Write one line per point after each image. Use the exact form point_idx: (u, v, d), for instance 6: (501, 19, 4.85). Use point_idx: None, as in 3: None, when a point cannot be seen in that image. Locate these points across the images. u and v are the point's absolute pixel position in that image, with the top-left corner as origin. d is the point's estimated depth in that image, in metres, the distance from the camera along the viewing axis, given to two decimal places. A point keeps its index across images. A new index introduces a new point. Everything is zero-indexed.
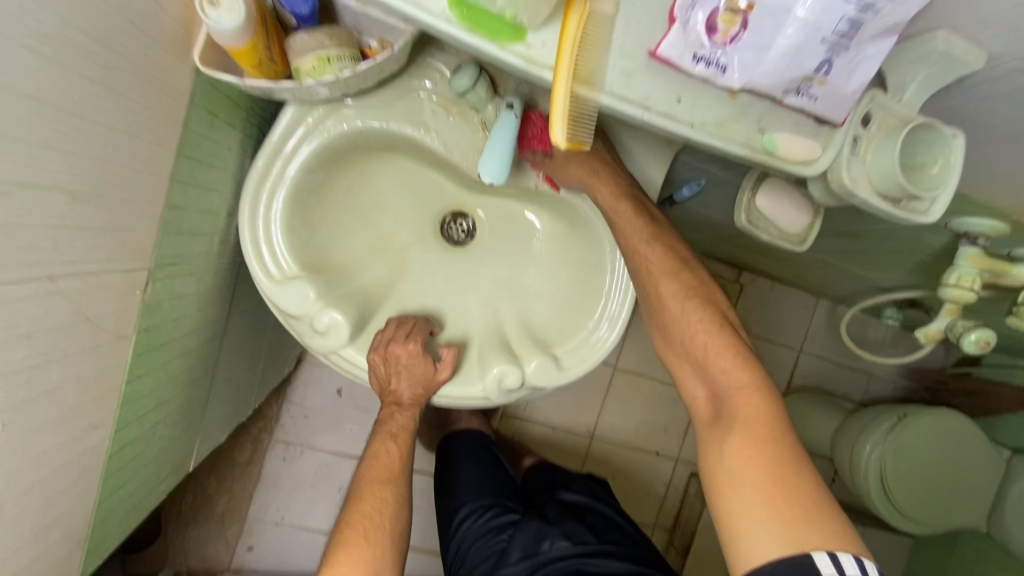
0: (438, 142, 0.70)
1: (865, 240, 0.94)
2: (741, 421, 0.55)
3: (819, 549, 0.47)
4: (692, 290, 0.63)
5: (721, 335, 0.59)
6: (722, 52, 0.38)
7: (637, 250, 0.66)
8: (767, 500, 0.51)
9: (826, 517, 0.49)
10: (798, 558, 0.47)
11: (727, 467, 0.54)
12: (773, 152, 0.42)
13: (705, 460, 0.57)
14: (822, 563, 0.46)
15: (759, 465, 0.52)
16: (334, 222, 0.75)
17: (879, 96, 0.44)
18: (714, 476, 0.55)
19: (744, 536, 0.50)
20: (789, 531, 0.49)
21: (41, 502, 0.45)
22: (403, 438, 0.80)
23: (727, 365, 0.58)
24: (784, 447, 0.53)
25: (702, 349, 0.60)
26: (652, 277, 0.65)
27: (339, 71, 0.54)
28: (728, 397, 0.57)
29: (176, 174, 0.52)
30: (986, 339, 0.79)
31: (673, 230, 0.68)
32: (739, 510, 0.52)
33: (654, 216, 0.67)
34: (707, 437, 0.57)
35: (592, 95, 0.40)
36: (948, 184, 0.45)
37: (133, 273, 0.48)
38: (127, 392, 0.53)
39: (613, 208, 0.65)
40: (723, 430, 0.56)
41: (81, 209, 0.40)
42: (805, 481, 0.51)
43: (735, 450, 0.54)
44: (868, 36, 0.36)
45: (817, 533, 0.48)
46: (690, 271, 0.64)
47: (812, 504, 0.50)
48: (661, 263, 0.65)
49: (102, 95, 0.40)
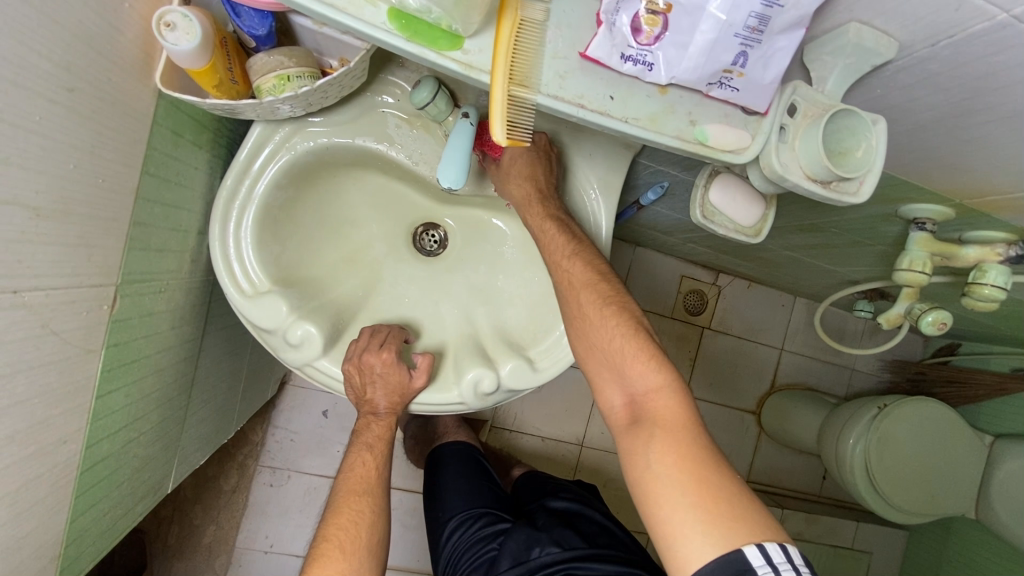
0: (403, 155, 0.73)
1: (827, 233, 0.97)
2: (660, 424, 0.57)
3: (747, 544, 0.49)
4: (609, 298, 0.65)
5: (638, 343, 0.62)
6: (648, 51, 0.41)
7: (558, 263, 0.68)
8: (692, 499, 0.52)
9: (746, 510, 0.51)
10: (730, 555, 0.48)
11: (653, 471, 0.55)
12: (705, 143, 0.45)
13: (631, 467, 0.58)
14: (752, 558, 0.48)
15: (680, 466, 0.54)
16: (306, 237, 0.76)
17: (801, 86, 0.47)
18: (642, 483, 0.56)
19: (678, 541, 0.51)
20: (714, 528, 0.50)
21: (10, 516, 0.45)
22: (379, 448, 0.80)
23: (645, 372, 0.60)
24: (699, 446, 0.55)
25: (622, 357, 0.62)
26: (572, 290, 0.67)
27: (298, 88, 0.56)
28: (646, 403, 0.60)
29: (142, 192, 0.53)
30: (942, 319, 0.80)
31: (589, 240, 0.70)
32: (667, 513, 0.53)
33: (575, 230, 0.69)
34: (630, 445, 0.58)
35: (528, 95, 0.42)
36: (873, 166, 0.48)
37: (98, 289, 0.50)
38: (97, 408, 0.53)
39: (537, 227, 0.69)
40: (646, 437, 0.57)
41: (44, 223, 0.42)
42: (722, 478, 0.53)
43: (658, 453, 0.55)
44: (778, 30, 0.39)
45: (740, 527, 0.50)
46: (605, 280, 0.66)
47: (732, 499, 0.52)
48: (582, 274, 0.66)
49: (62, 114, 0.42)
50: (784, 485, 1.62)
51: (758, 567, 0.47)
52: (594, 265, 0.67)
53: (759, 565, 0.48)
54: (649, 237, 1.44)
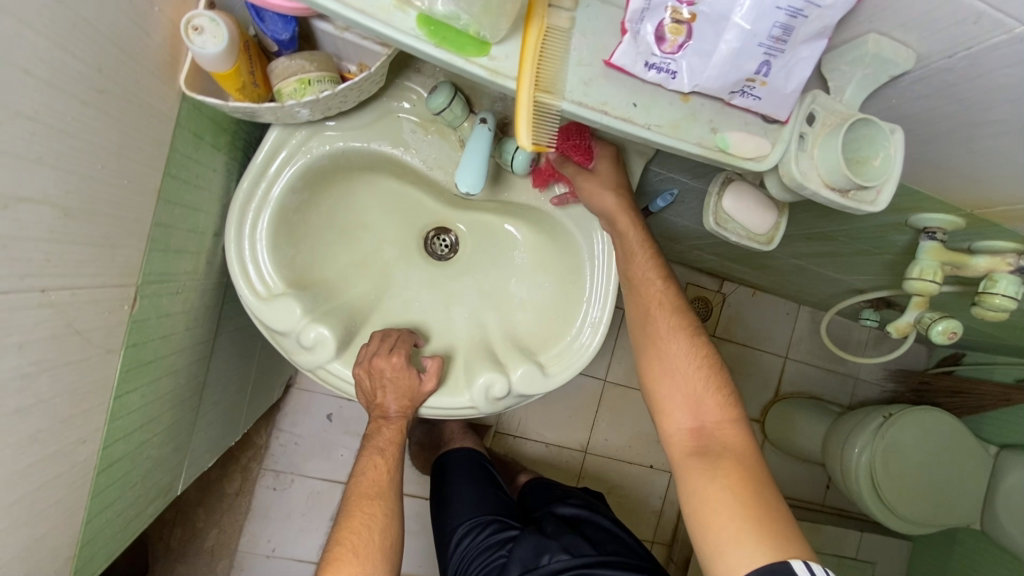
0: (418, 160, 0.73)
1: (835, 241, 0.97)
2: (727, 450, 0.67)
3: (794, 558, 0.58)
4: (689, 338, 0.74)
5: (712, 379, 0.72)
6: (671, 59, 0.41)
7: (643, 297, 0.75)
8: (749, 516, 0.62)
9: (792, 532, 0.61)
10: (778, 567, 0.57)
11: (712, 487, 0.65)
12: (726, 150, 0.45)
13: (690, 481, 0.67)
14: (799, 569, 0.56)
15: (740, 488, 0.64)
16: (320, 241, 0.77)
17: (821, 95, 0.47)
18: (699, 493, 0.66)
19: (730, 547, 0.61)
20: (766, 542, 0.60)
21: (29, 516, 0.45)
22: (390, 452, 0.79)
23: (715, 404, 0.70)
24: (759, 476, 0.65)
25: (696, 389, 0.71)
26: (654, 323, 0.75)
27: (319, 92, 0.56)
28: (712, 430, 0.69)
29: (164, 193, 0.54)
30: (952, 328, 0.80)
31: (673, 280, 0.76)
32: (723, 524, 0.62)
33: (660, 269, 0.75)
34: (691, 461, 0.68)
35: (554, 102, 0.43)
36: (892, 175, 0.48)
37: (120, 289, 0.50)
38: (114, 409, 0.54)
39: (626, 258, 0.75)
40: (710, 457, 0.67)
41: (70, 222, 0.42)
42: (776, 505, 0.63)
43: (721, 472, 0.65)
44: (801, 39, 0.40)
45: (791, 548, 0.59)
46: (685, 320, 0.75)
47: (782, 522, 0.62)
48: (665, 311, 0.74)
49: (92, 115, 0.42)
50: (787, 494, 1.62)
51: None
52: (674, 306, 0.75)
53: None
54: (655, 244, 1.45)
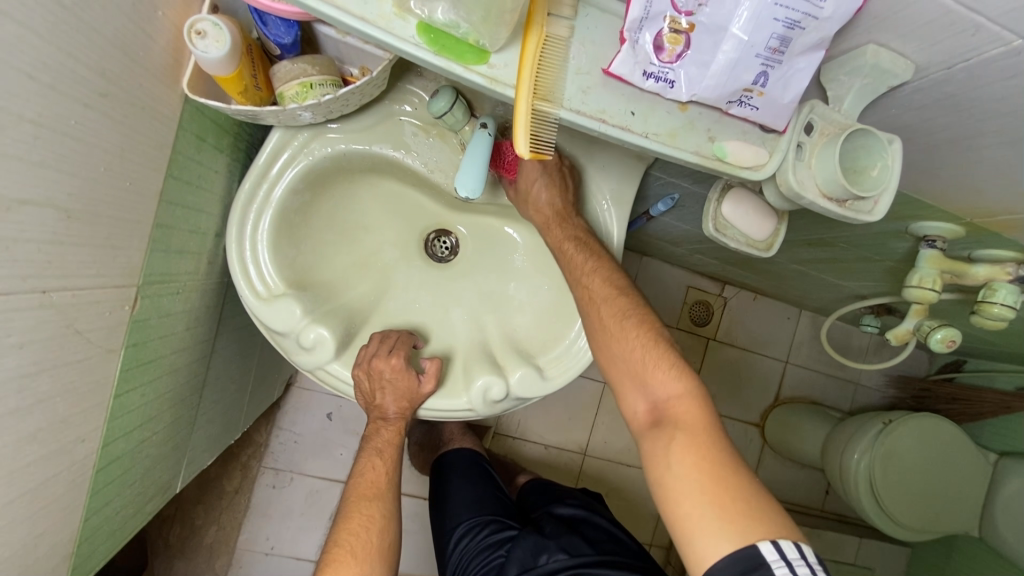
0: (419, 163, 0.74)
1: (835, 248, 0.97)
2: (682, 428, 0.58)
3: (762, 540, 0.50)
4: (630, 310, 0.66)
5: (658, 353, 0.63)
6: (669, 68, 0.42)
7: (579, 278, 0.69)
8: (713, 500, 0.53)
9: (766, 510, 0.53)
10: (746, 551, 0.50)
11: (672, 472, 0.56)
12: (724, 159, 0.46)
13: (652, 469, 0.59)
14: (766, 553, 0.49)
15: (700, 469, 0.55)
16: (320, 242, 0.77)
17: (818, 106, 0.47)
18: (660, 481, 0.57)
19: (698, 537, 0.53)
20: (734, 527, 0.52)
21: (28, 513, 0.45)
22: (389, 453, 0.80)
23: (666, 378, 0.62)
24: (720, 451, 0.56)
25: (642, 365, 0.63)
26: (594, 301, 0.67)
27: (321, 96, 0.57)
28: (668, 408, 0.61)
29: (165, 195, 0.54)
30: (950, 336, 0.80)
31: (609, 256, 0.71)
32: (689, 513, 0.54)
33: (595, 247, 0.70)
34: (650, 448, 0.60)
35: (552, 110, 0.43)
36: (889, 186, 0.48)
37: (122, 289, 0.50)
38: (114, 408, 0.54)
39: (559, 243, 0.71)
40: (664, 438, 0.59)
41: (73, 224, 0.43)
42: (746, 481, 0.55)
43: (678, 455, 0.57)
44: (799, 51, 0.40)
45: (762, 527, 0.51)
46: (627, 293, 0.67)
47: (753, 500, 0.53)
48: (601, 288, 0.68)
49: (95, 118, 0.42)
50: (786, 498, 1.62)
51: (772, 561, 0.49)
52: (613, 279, 0.68)
53: (773, 560, 0.49)
54: (656, 247, 1.45)
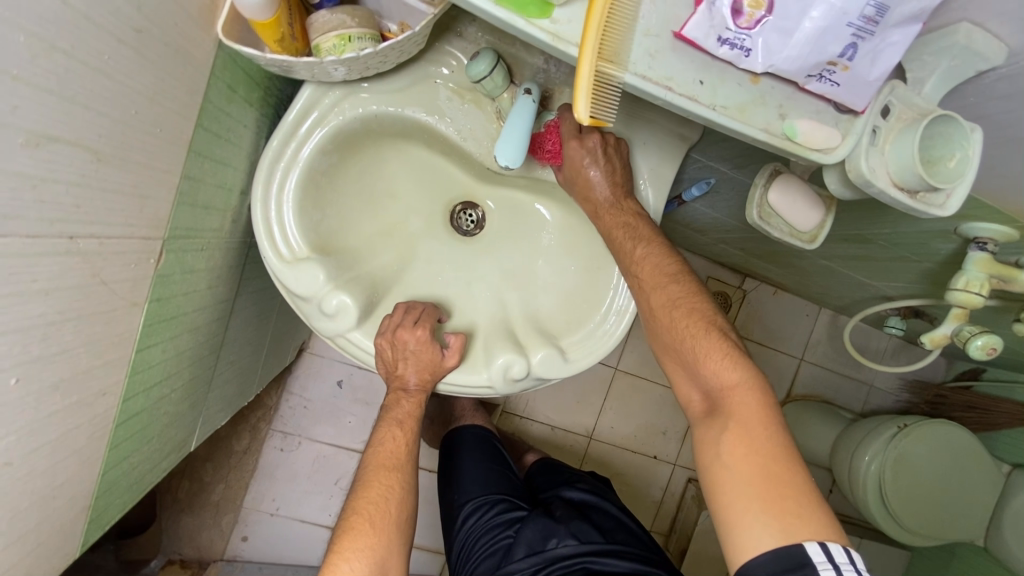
0: (452, 130, 0.70)
1: (872, 246, 0.93)
2: (734, 420, 0.57)
3: (810, 541, 0.50)
4: (681, 297, 0.64)
5: (712, 343, 0.61)
6: (746, 35, 0.38)
7: (630, 264, 0.66)
8: (761, 497, 0.52)
9: (817, 509, 0.52)
10: (791, 550, 0.49)
11: (723, 465, 0.56)
12: (794, 138, 0.42)
13: (703, 459, 0.59)
14: (812, 554, 0.49)
15: (751, 464, 0.54)
16: (346, 206, 0.75)
17: (899, 87, 0.44)
18: (710, 472, 0.57)
19: (743, 532, 0.53)
20: (783, 527, 0.51)
21: (48, 465, 0.44)
22: (408, 425, 0.79)
23: (719, 369, 0.60)
24: (776, 445, 0.55)
25: (694, 354, 0.61)
26: (644, 288, 0.66)
27: (359, 50, 0.53)
28: (720, 398, 0.59)
29: (195, 145, 0.52)
30: (991, 344, 0.75)
31: (662, 235, 0.68)
32: (735, 508, 0.54)
33: (646, 229, 0.67)
34: (702, 437, 0.59)
35: (616, 72, 0.40)
36: (964, 178, 0.45)
37: (149, 242, 0.48)
38: (136, 362, 0.53)
39: (610, 228, 0.67)
40: (716, 429, 0.58)
41: (102, 168, 0.40)
42: (799, 477, 0.53)
43: (730, 448, 0.56)
44: (894, 22, 0.37)
45: (811, 527, 0.50)
46: (680, 278, 0.65)
47: (806, 497, 0.52)
48: (651, 271, 0.65)
49: (129, 56, 0.40)
50: None
51: (818, 563, 0.48)
52: (666, 264, 0.65)
53: (821, 563, 0.48)
54: (680, 234, 1.41)
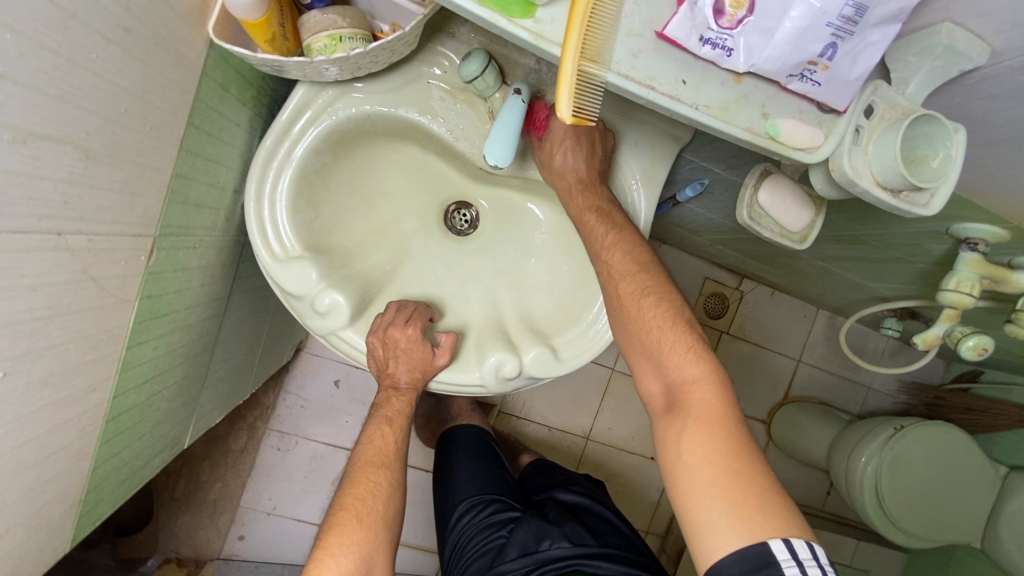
0: (444, 129, 0.71)
1: (866, 246, 0.93)
2: (696, 415, 0.57)
3: (773, 537, 0.50)
4: (649, 289, 0.63)
5: (678, 337, 0.61)
6: (728, 35, 0.39)
7: (600, 252, 0.67)
8: (723, 492, 0.53)
9: (775, 505, 0.52)
10: (755, 548, 0.50)
11: (684, 460, 0.56)
12: (777, 138, 0.43)
13: (664, 453, 0.59)
14: (777, 551, 0.49)
15: (712, 460, 0.54)
16: (339, 205, 0.75)
17: (882, 87, 0.44)
18: (671, 467, 0.57)
19: (704, 527, 0.53)
20: (744, 524, 0.51)
21: (36, 459, 0.45)
22: (399, 423, 0.79)
23: (683, 363, 0.60)
24: (736, 442, 0.55)
25: (659, 347, 0.61)
26: (611, 279, 0.66)
27: (350, 50, 0.54)
28: (684, 392, 0.59)
29: (186, 143, 0.52)
30: (983, 344, 0.74)
31: (634, 228, 0.68)
32: (697, 504, 0.54)
33: (619, 220, 0.67)
34: (664, 432, 0.59)
35: (599, 72, 0.40)
36: (948, 178, 0.45)
37: (139, 239, 0.49)
38: (127, 358, 0.53)
39: (582, 213, 0.68)
40: (679, 424, 0.58)
41: (91, 165, 0.41)
42: (760, 475, 0.54)
43: (691, 443, 0.56)
44: (873, 22, 0.37)
45: (771, 522, 0.51)
46: (650, 270, 0.65)
47: (766, 494, 0.52)
48: (620, 262, 0.65)
49: (118, 55, 0.40)
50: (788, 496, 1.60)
51: (783, 560, 0.48)
52: (635, 255, 0.65)
53: (784, 559, 0.48)
54: (677, 235, 1.41)
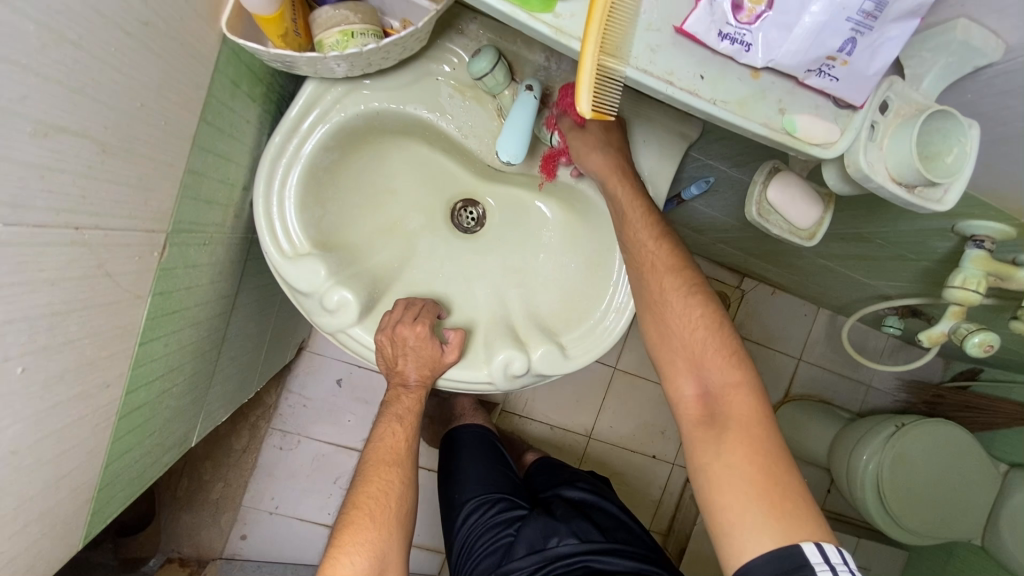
0: (453, 127, 0.71)
1: (870, 244, 0.94)
2: (737, 419, 0.57)
3: (806, 541, 0.51)
4: (690, 291, 0.64)
5: (719, 340, 0.61)
6: (747, 30, 0.39)
7: (638, 250, 0.66)
8: (762, 497, 0.53)
9: (808, 511, 0.53)
10: (789, 550, 0.50)
11: (724, 463, 0.56)
12: (793, 133, 0.43)
13: (698, 455, 0.58)
14: (810, 554, 0.50)
15: (752, 464, 0.55)
16: (348, 203, 0.75)
17: (897, 83, 0.45)
18: (706, 469, 0.57)
19: (741, 530, 0.53)
20: (781, 528, 0.52)
21: (51, 455, 0.45)
22: (408, 421, 0.79)
23: (724, 366, 0.60)
24: (774, 446, 0.56)
25: (701, 349, 0.61)
26: (653, 275, 0.65)
27: (362, 45, 0.54)
28: (722, 395, 0.59)
29: (198, 139, 0.52)
30: (988, 341, 0.75)
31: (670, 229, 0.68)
32: (734, 507, 0.54)
33: (657, 221, 0.67)
34: (699, 434, 0.59)
35: (617, 66, 0.41)
36: (963, 173, 0.45)
37: (153, 235, 0.49)
38: (140, 355, 0.53)
39: (623, 207, 0.66)
40: (718, 426, 0.58)
41: (108, 160, 0.41)
42: (794, 481, 0.55)
43: (731, 446, 0.56)
44: (892, 18, 0.37)
45: (806, 527, 0.52)
46: (689, 273, 0.65)
47: (800, 500, 0.54)
48: (664, 261, 0.65)
49: (136, 50, 0.40)
50: None
51: (816, 564, 0.49)
52: (673, 258, 0.65)
53: (818, 562, 0.49)
54: (679, 233, 1.41)
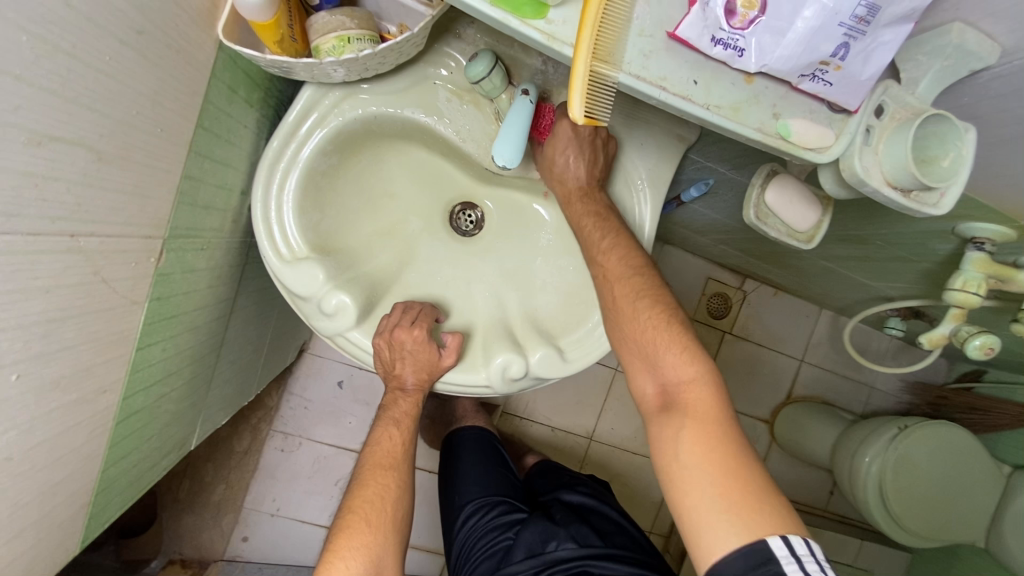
0: (451, 130, 0.71)
1: (871, 246, 0.93)
2: (692, 414, 0.57)
3: (771, 534, 0.50)
4: (644, 290, 0.64)
5: (673, 337, 0.62)
6: (740, 35, 0.39)
7: (597, 256, 0.67)
8: (722, 491, 0.53)
9: (772, 503, 0.52)
10: (754, 545, 0.49)
11: (682, 459, 0.56)
12: (788, 138, 0.43)
13: (660, 453, 0.59)
14: (775, 548, 0.49)
15: (710, 459, 0.54)
16: (346, 207, 0.75)
17: (892, 87, 0.45)
18: (668, 467, 0.57)
19: (702, 526, 0.53)
20: (743, 521, 0.51)
21: (48, 461, 0.45)
22: (406, 424, 0.79)
23: (678, 362, 0.60)
24: (732, 439, 0.55)
25: (654, 347, 0.62)
26: (608, 279, 0.66)
27: (358, 51, 0.54)
28: (679, 392, 0.60)
29: (195, 145, 0.52)
30: (989, 343, 0.74)
31: (630, 233, 0.69)
32: (696, 503, 0.54)
33: (616, 225, 0.68)
34: (660, 432, 0.59)
35: (611, 72, 0.41)
36: (959, 178, 0.45)
37: (149, 240, 0.49)
38: (137, 360, 0.53)
39: (580, 220, 0.69)
40: (675, 423, 0.58)
41: (104, 167, 0.41)
42: (756, 472, 0.54)
43: (688, 442, 0.56)
44: (885, 22, 0.37)
45: (769, 519, 0.51)
46: (646, 272, 0.66)
47: (763, 492, 0.53)
48: (617, 266, 0.66)
49: (131, 58, 0.41)
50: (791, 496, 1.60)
51: (781, 558, 0.48)
52: (632, 258, 0.66)
53: (783, 556, 0.48)
54: (680, 235, 1.41)
